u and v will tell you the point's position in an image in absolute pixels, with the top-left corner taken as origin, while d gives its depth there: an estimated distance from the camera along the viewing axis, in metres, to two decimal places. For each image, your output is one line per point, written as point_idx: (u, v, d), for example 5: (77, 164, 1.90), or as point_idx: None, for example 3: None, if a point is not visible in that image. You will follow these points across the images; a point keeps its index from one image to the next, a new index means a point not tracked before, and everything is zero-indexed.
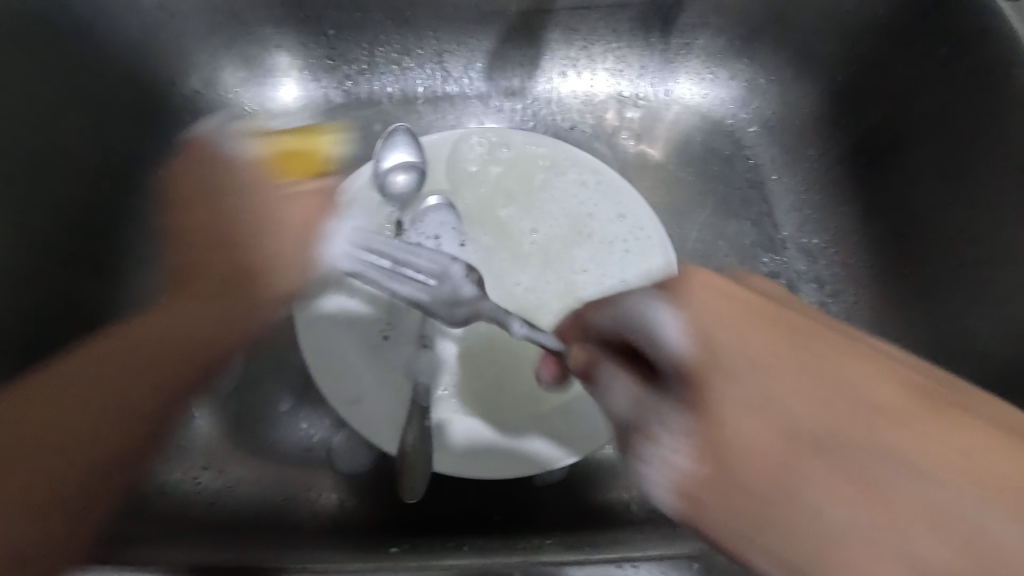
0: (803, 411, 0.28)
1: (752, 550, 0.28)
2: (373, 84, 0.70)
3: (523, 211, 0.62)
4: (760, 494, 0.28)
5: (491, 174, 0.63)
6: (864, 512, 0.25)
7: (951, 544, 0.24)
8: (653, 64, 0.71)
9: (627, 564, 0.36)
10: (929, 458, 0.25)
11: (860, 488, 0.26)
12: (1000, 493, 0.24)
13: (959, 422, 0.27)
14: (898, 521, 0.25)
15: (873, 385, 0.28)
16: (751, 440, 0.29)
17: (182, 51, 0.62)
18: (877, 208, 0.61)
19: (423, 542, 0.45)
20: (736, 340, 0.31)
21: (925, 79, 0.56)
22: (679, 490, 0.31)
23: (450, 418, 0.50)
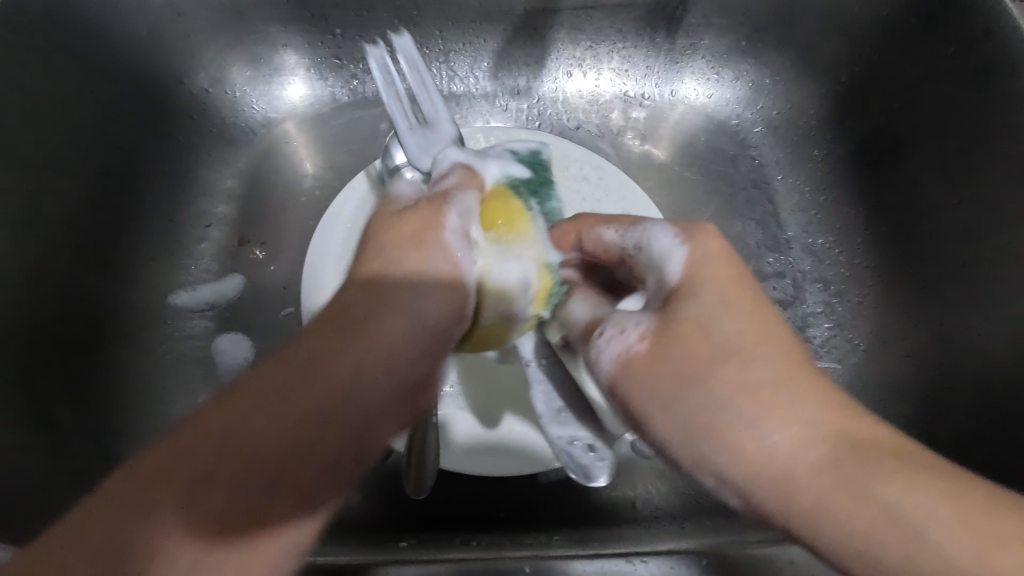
0: (726, 355, 0.33)
1: (693, 447, 0.32)
2: (378, 83, 0.70)
3: None
4: (697, 380, 0.33)
5: None
6: (805, 429, 0.30)
7: (849, 493, 0.28)
8: (659, 64, 0.71)
9: (635, 558, 0.37)
10: (790, 413, 0.31)
11: (777, 402, 0.31)
12: (841, 436, 0.30)
13: (839, 396, 0.32)
14: (833, 450, 0.30)
15: (767, 343, 0.33)
16: (732, 368, 0.32)
17: (189, 48, 0.62)
18: (882, 207, 0.61)
19: (431, 537, 0.45)
20: (702, 273, 0.36)
21: (930, 80, 0.56)
22: (620, 361, 0.35)
23: (456, 415, 0.50)
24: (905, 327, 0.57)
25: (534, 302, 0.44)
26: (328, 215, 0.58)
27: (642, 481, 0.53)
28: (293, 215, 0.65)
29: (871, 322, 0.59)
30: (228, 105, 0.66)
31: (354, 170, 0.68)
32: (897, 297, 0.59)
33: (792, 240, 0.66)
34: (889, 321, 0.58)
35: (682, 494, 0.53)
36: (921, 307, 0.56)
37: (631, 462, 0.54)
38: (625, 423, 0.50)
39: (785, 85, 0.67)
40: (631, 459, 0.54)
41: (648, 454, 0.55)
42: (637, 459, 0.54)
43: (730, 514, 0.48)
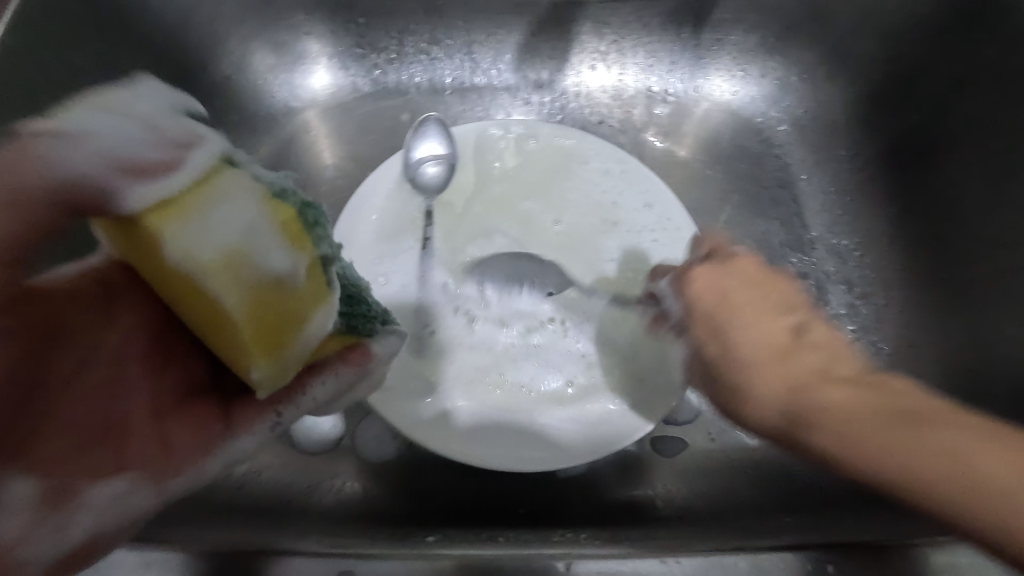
0: (913, 461, 0.34)
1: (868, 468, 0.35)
2: (401, 74, 0.70)
3: (549, 204, 0.61)
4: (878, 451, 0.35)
5: (517, 165, 0.62)
6: (846, 415, 0.37)
7: (920, 466, 0.33)
8: (684, 60, 0.70)
9: (670, 558, 0.36)
10: (867, 437, 0.36)
11: (899, 446, 0.34)
12: (957, 482, 0.32)
13: (847, 413, 0.37)
14: (864, 410, 0.37)
15: (834, 398, 0.38)
16: (853, 415, 0.37)
17: (215, 35, 0.61)
18: (913, 210, 0.60)
19: (456, 531, 0.45)
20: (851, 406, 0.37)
21: (967, 80, 0.55)
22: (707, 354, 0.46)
23: (472, 412, 0.50)
24: (932, 332, 0.56)
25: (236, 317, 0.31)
26: (354, 205, 0.57)
27: (661, 480, 0.53)
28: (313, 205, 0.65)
29: (896, 326, 0.59)
30: (251, 92, 0.66)
31: (374, 161, 0.68)
32: (925, 301, 0.57)
33: (816, 241, 0.65)
34: (915, 324, 0.58)
35: (703, 494, 0.52)
36: (950, 309, 0.55)
37: (650, 459, 0.54)
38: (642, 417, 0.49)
39: (812, 84, 0.67)
40: (652, 456, 0.54)
41: (668, 452, 0.55)
42: (657, 456, 0.55)
43: (754, 515, 0.47)
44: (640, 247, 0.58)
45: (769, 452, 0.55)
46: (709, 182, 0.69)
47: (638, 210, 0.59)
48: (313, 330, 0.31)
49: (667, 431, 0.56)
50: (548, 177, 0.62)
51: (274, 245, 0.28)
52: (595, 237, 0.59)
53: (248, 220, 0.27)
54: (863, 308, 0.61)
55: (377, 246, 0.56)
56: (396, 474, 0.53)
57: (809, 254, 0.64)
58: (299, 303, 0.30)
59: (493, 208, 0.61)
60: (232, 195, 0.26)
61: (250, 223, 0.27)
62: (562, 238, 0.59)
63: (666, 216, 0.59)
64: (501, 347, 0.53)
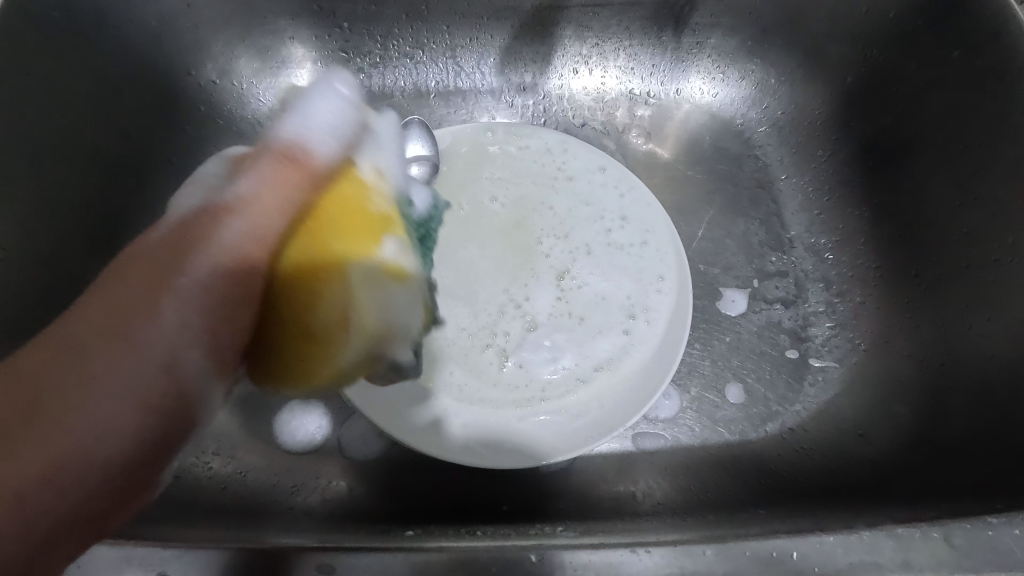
0: None
1: None
2: (385, 77, 0.71)
3: (497, 179, 0.62)
4: None
5: (479, 155, 0.63)
6: None
7: None
8: (665, 63, 0.71)
9: (640, 549, 0.36)
10: None
11: None
12: None
13: None
14: None
15: None
16: None
17: (199, 40, 0.62)
18: (885, 207, 0.61)
19: (436, 526, 0.46)
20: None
21: (935, 82, 0.56)
22: None
23: (450, 415, 0.51)
24: (906, 328, 0.57)
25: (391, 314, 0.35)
26: None
27: (643, 475, 0.54)
28: None
29: (871, 323, 0.60)
30: (236, 97, 0.66)
31: None
32: (899, 297, 0.59)
33: (795, 240, 0.66)
34: (887, 321, 0.59)
35: (683, 488, 0.53)
36: (922, 305, 0.56)
37: (632, 455, 0.55)
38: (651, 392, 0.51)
39: (789, 86, 0.68)
40: (634, 453, 0.55)
41: (650, 448, 0.56)
42: (638, 452, 0.56)
43: (730, 508, 0.48)
44: (607, 193, 0.61)
45: (747, 448, 0.56)
46: (690, 182, 0.70)
47: (593, 172, 0.62)
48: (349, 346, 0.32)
49: (648, 427, 0.57)
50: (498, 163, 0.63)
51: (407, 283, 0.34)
52: (549, 201, 0.61)
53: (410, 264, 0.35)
54: (840, 306, 0.62)
55: None
56: (383, 471, 0.53)
57: (787, 252, 0.66)
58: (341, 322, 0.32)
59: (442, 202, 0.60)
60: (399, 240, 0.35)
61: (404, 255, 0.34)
62: (507, 211, 0.61)
63: (622, 173, 0.62)
64: (461, 332, 0.54)
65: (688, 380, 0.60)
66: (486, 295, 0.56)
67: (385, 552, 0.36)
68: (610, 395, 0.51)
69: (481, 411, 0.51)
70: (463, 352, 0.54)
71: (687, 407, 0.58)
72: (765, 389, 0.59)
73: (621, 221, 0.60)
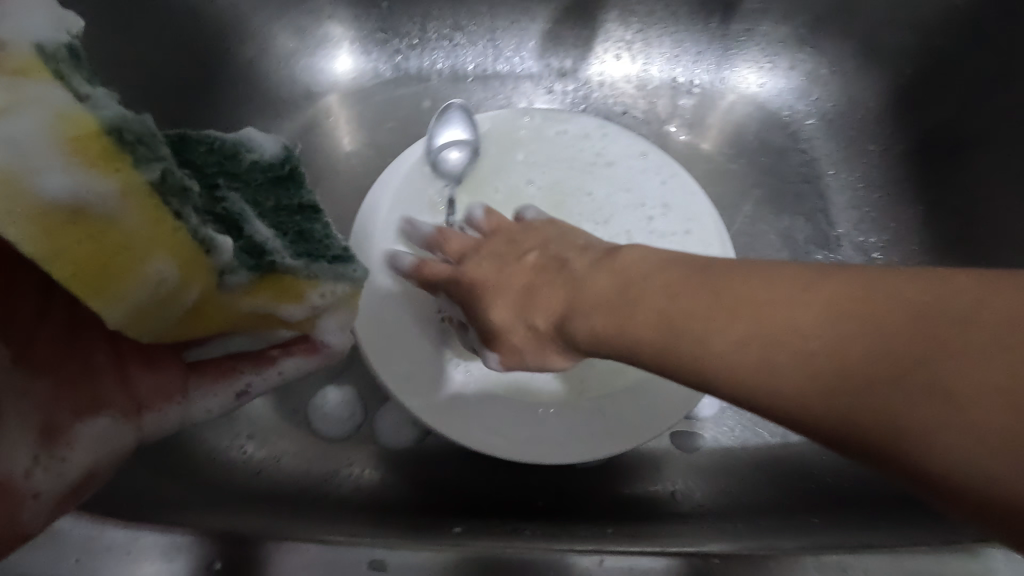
0: None
1: None
2: (423, 60, 0.69)
3: (535, 165, 0.60)
4: None
5: (518, 139, 0.61)
6: None
7: None
8: (712, 51, 0.69)
9: (703, 557, 0.36)
10: None
11: None
12: None
13: None
14: None
15: None
16: None
17: (238, 18, 0.60)
18: (943, 207, 0.59)
19: (481, 525, 0.45)
20: None
21: (1006, 78, 0.54)
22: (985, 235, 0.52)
23: (493, 408, 0.49)
24: None
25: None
26: (373, 191, 0.57)
27: (680, 475, 0.53)
28: (334, 191, 0.65)
29: None
30: (272, 76, 0.65)
31: (397, 149, 0.68)
32: None
33: (843, 238, 0.64)
34: None
35: (724, 491, 0.52)
36: None
37: (670, 454, 0.54)
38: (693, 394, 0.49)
39: (842, 77, 0.65)
40: (671, 452, 0.54)
41: (688, 447, 0.54)
42: (675, 451, 0.54)
43: (775, 515, 0.47)
44: (648, 182, 0.59)
45: (790, 452, 0.54)
46: (733, 175, 0.68)
47: (634, 158, 0.60)
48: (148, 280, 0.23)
49: (686, 426, 0.55)
50: (537, 148, 0.61)
51: (38, 159, 0.19)
52: (589, 187, 0.59)
53: (25, 132, 0.19)
54: None
55: (392, 223, 0.55)
56: (416, 462, 0.52)
57: (834, 251, 0.64)
58: (131, 236, 0.22)
59: (480, 188, 0.59)
60: (24, 101, 0.19)
61: (15, 134, 0.19)
62: (544, 198, 0.59)
63: (665, 159, 0.60)
64: None
65: None
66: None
67: (447, 550, 0.36)
68: (654, 393, 0.50)
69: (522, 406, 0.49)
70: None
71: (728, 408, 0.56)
72: None
73: (664, 209, 0.58)
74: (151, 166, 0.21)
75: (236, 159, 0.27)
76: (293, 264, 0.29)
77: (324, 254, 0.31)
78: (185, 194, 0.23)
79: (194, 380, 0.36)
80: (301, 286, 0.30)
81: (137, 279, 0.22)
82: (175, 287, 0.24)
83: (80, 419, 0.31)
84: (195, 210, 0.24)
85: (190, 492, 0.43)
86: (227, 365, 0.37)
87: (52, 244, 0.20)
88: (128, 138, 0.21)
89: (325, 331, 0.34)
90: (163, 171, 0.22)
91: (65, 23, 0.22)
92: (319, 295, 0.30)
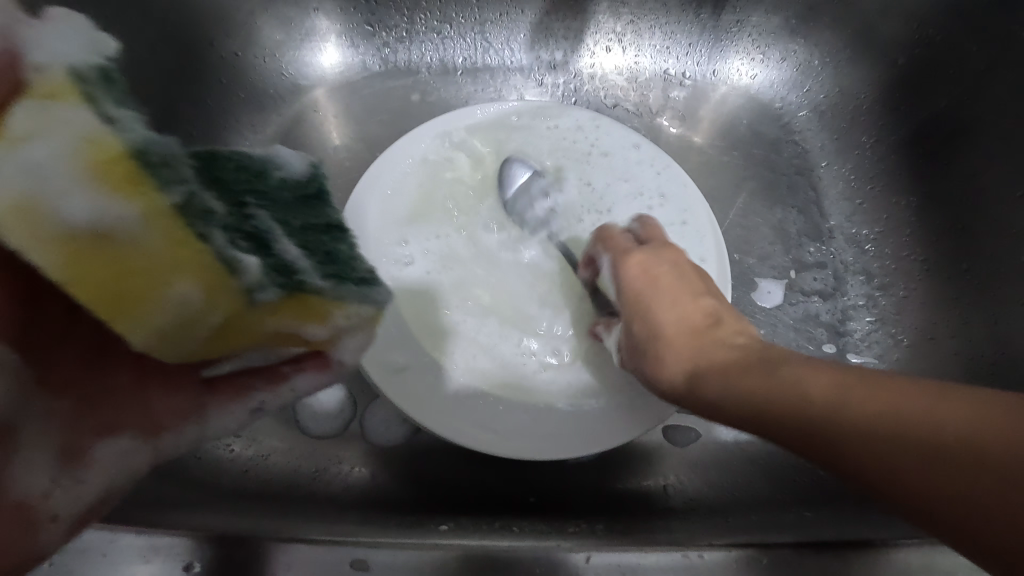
0: None
1: None
2: (411, 52, 0.68)
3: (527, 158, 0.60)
4: None
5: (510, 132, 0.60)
6: None
7: None
8: (703, 43, 0.68)
9: (692, 552, 0.35)
10: None
11: None
12: None
13: None
14: None
15: None
16: None
17: (221, 10, 0.59)
18: (935, 198, 0.58)
19: (471, 521, 0.45)
20: None
21: (998, 66, 0.53)
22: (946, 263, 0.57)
23: (484, 404, 0.48)
24: (954, 327, 0.55)
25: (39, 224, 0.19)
26: (364, 182, 0.55)
27: (672, 469, 0.52)
28: None
29: (915, 318, 0.58)
30: (257, 70, 0.64)
31: (386, 143, 0.67)
32: (946, 294, 0.56)
33: (834, 230, 0.64)
34: (931, 317, 0.57)
35: (716, 485, 0.51)
36: (973, 304, 0.54)
37: (662, 449, 0.53)
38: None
39: (834, 68, 0.65)
40: (664, 446, 0.54)
41: (681, 442, 0.54)
42: (669, 446, 0.54)
43: (769, 510, 0.46)
44: (641, 175, 0.59)
45: None
46: (725, 168, 0.67)
47: (627, 151, 0.60)
48: (178, 302, 0.21)
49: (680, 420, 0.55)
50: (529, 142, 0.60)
51: (63, 187, 0.19)
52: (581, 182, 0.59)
53: (45, 157, 0.19)
54: (882, 299, 0.60)
55: (395, 228, 0.54)
56: (406, 459, 0.52)
57: (826, 243, 0.63)
58: (158, 261, 0.20)
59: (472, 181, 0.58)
60: (52, 127, 0.19)
61: (40, 160, 0.19)
62: (536, 192, 0.58)
63: (657, 154, 0.59)
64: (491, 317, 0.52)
65: None
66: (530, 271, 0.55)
67: (431, 549, 0.35)
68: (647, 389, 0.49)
69: (513, 402, 0.49)
70: (503, 330, 0.52)
71: None
72: None
73: (657, 202, 0.57)
74: (175, 189, 0.20)
75: (263, 176, 0.25)
76: (321, 284, 0.25)
77: (351, 276, 0.27)
78: (208, 217, 0.21)
79: (210, 398, 0.34)
80: (326, 307, 0.26)
81: (162, 302, 0.21)
82: (199, 310, 0.22)
83: (101, 442, 0.31)
84: (223, 229, 0.22)
85: (173, 491, 0.42)
86: (242, 382, 0.35)
87: (75, 269, 0.20)
88: (150, 160, 0.19)
89: (347, 352, 0.31)
90: (185, 195, 0.20)
91: (99, 47, 0.21)
92: (343, 319, 0.27)
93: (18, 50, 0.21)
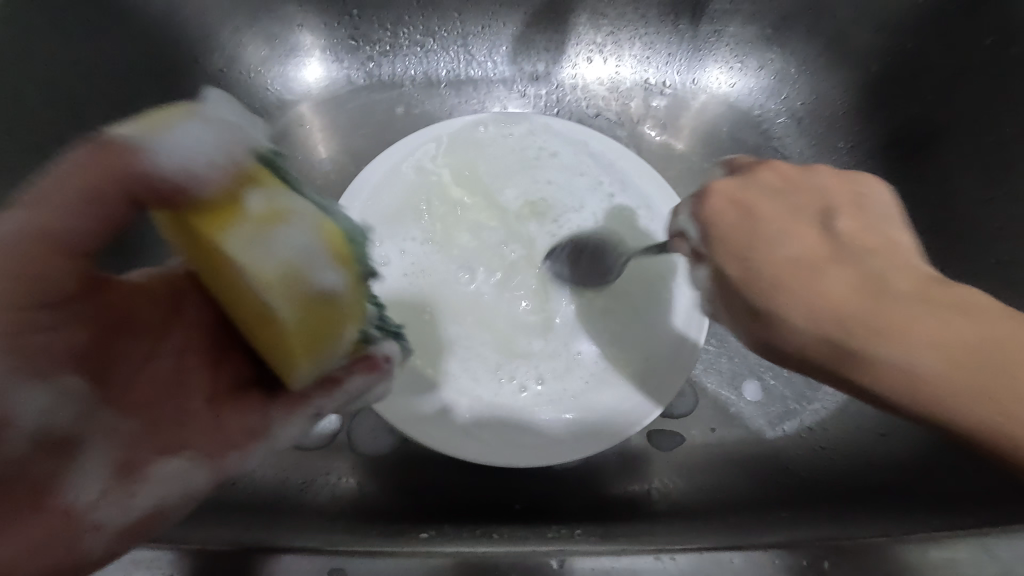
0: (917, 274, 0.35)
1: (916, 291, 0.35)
2: (395, 66, 0.69)
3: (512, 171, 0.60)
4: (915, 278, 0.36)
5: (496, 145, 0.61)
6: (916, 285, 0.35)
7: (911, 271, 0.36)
8: (682, 52, 0.69)
9: (663, 555, 0.35)
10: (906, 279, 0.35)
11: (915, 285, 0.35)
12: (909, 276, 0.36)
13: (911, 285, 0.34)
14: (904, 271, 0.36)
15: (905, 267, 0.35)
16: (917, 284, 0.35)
17: (206, 27, 0.60)
18: (911, 201, 0.59)
19: (452, 528, 0.45)
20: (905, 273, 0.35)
21: (967, 72, 0.55)
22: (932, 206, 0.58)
23: (467, 412, 0.49)
24: None
25: (302, 284, 0.28)
26: (348, 196, 0.56)
27: (658, 474, 0.53)
28: None
29: None
30: (242, 85, 0.65)
31: (371, 155, 0.68)
32: None
33: None
34: None
35: (700, 488, 0.52)
36: None
37: (648, 454, 0.54)
38: (677, 382, 0.50)
39: (811, 76, 0.66)
40: (649, 451, 0.54)
41: (665, 446, 0.55)
42: (653, 451, 0.54)
43: (750, 511, 0.47)
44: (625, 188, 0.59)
45: (766, 447, 0.54)
46: (707, 175, 0.69)
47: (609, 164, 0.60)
48: (346, 338, 0.33)
49: (664, 426, 0.55)
50: (515, 155, 0.61)
51: (321, 263, 0.28)
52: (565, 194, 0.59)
53: (304, 242, 0.28)
54: None
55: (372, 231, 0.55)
56: (393, 469, 0.52)
57: None
58: (354, 304, 0.32)
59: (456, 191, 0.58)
60: (293, 219, 0.28)
61: (295, 238, 0.28)
62: (520, 203, 0.59)
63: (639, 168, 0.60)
64: (476, 326, 0.52)
65: (705, 376, 0.58)
66: (519, 280, 0.55)
67: (407, 557, 0.35)
68: (631, 398, 0.50)
69: (496, 410, 0.49)
70: (491, 338, 0.52)
71: (704, 405, 0.57)
72: (783, 387, 0.57)
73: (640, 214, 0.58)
74: (365, 263, 0.34)
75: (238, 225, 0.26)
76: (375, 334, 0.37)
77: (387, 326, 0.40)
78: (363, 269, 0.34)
79: (274, 408, 0.36)
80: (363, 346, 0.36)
81: (337, 340, 0.32)
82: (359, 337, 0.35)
83: (160, 457, 0.33)
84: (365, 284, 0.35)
85: None
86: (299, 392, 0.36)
87: (305, 313, 0.29)
88: (355, 243, 0.33)
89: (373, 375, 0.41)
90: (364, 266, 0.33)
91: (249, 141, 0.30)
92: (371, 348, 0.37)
93: (159, 150, 0.27)
